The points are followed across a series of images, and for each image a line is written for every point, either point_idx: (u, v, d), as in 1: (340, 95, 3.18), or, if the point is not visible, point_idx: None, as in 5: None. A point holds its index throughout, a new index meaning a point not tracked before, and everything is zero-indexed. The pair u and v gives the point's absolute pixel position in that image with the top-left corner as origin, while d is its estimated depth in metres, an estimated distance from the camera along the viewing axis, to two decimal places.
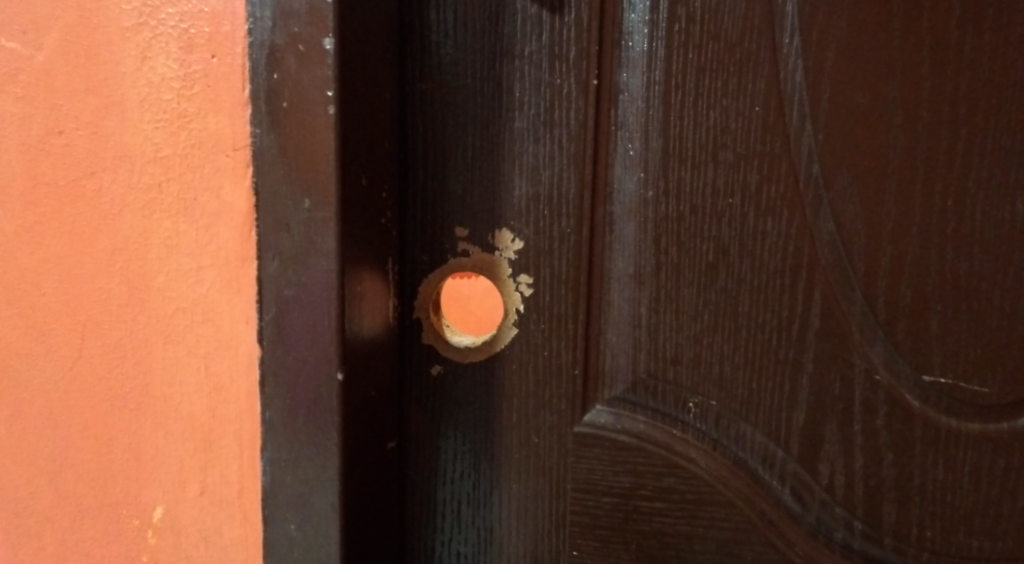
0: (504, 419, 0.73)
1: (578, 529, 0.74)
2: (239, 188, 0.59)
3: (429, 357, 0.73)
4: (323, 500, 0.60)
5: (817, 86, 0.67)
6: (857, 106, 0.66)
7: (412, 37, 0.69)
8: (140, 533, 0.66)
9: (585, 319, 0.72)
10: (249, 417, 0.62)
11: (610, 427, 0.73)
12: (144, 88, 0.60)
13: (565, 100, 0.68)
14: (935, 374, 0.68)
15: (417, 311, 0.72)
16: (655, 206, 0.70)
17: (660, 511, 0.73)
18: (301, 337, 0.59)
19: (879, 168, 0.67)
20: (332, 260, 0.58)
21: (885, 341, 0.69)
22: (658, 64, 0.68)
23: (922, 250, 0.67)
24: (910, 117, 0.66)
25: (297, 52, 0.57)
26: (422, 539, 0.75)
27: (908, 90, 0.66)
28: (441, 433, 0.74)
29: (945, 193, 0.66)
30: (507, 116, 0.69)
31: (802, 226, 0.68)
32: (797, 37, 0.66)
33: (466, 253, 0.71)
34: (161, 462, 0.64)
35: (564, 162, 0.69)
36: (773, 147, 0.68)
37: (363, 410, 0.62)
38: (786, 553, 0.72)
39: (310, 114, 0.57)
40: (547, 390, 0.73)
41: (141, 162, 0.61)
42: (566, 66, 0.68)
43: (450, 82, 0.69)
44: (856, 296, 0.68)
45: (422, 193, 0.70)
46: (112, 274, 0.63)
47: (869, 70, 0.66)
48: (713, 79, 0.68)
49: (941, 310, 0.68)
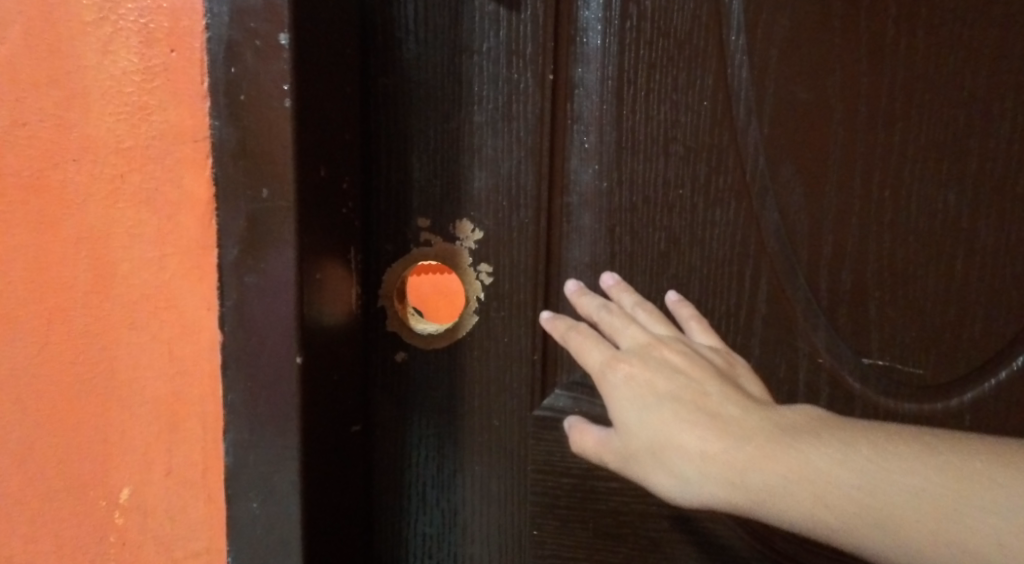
0: (467, 405, 0.76)
1: (537, 509, 0.77)
2: (200, 178, 0.61)
3: (395, 344, 0.75)
4: (286, 479, 0.62)
5: (762, 81, 0.69)
6: (799, 101, 0.70)
7: (372, 31, 0.70)
8: (109, 514, 0.68)
9: (543, 305, 0.74)
10: (213, 400, 0.64)
11: (568, 409, 0.75)
12: (106, 81, 0.60)
13: (522, 94, 0.70)
14: (874, 356, 0.73)
15: (383, 299, 0.74)
16: (609, 196, 0.72)
17: (616, 490, 0.76)
18: (262, 323, 0.61)
19: (822, 161, 0.70)
20: (291, 249, 0.59)
21: (827, 325, 0.72)
22: (612, 59, 0.70)
23: (861, 240, 0.71)
24: (850, 112, 0.69)
25: (253, 46, 0.58)
26: (388, 520, 0.77)
27: (846, 86, 0.69)
28: (406, 418, 0.76)
29: (882, 183, 0.70)
30: (466, 110, 0.71)
31: (749, 216, 0.71)
32: (743, 34, 0.69)
33: (428, 242, 0.73)
34: (128, 445, 0.66)
35: (522, 154, 0.71)
36: (721, 140, 0.71)
37: (326, 393, 0.64)
38: (734, 529, 0.76)
39: (266, 106, 0.58)
40: (508, 374, 0.75)
41: (104, 153, 0.61)
42: (523, 62, 0.70)
43: (410, 77, 0.71)
44: (800, 283, 0.72)
45: (385, 184, 0.72)
46: (77, 262, 0.64)
47: (811, 67, 0.69)
48: (664, 75, 0.70)
49: (879, 296, 0.71)
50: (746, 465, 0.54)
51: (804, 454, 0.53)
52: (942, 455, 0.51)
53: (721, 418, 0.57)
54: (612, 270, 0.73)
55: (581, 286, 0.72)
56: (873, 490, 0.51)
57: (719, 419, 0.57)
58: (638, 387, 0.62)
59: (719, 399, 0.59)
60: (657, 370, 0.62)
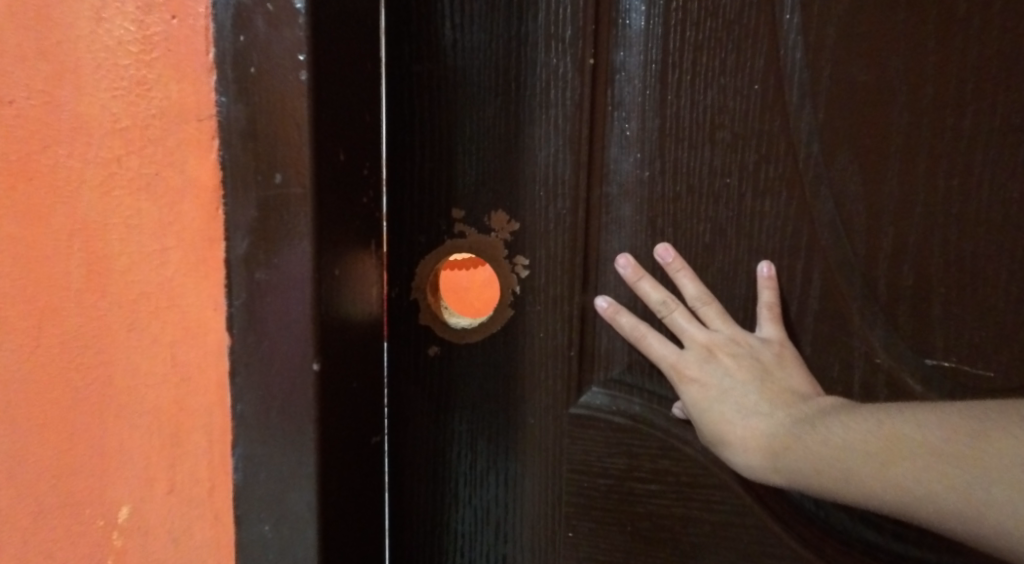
0: (509, 403, 0.70)
1: (572, 510, 0.71)
2: (204, 162, 0.54)
3: (428, 341, 0.69)
4: (300, 501, 0.56)
5: (818, 63, 0.62)
6: (859, 85, 0.62)
7: (409, 15, 0.64)
8: (105, 534, 0.62)
9: (581, 300, 0.67)
10: (219, 411, 0.57)
11: (605, 408, 0.69)
12: (100, 53, 0.54)
13: (561, 80, 0.64)
14: (938, 357, 0.65)
15: (414, 292, 0.68)
16: (652, 185, 0.65)
17: (656, 493, 0.69)
18: (275, 325, 0.54)
19: (883, 148, 0.63)
20: (306, 242, 0.53)
21: (885, 323, 0.65)
22: (656, 41, 0.63)
23: (924, 233, 0.63)
24: (915, 93, 0.62)
25: (265, 12, 0.51)
26: (415, 517, 0.72)
27: (911, 67, 0.61)
28: (434, 410, 0.70)
29: (950, 170, 0.62)
30: (501, 99, 0.65)
31: (802, 206, 0.64)
32: (798, 13, 0.62)
33: (463, 234, 0.67)
34: (127, 460, 0.60)
35: (560, 142, 0.65)
36: (771, 126, 0.63)
37: (344, 403, 0.57)
38: (782, 538, 0.68)
39: (279, 81, 0.51)
40: (543, 370, 0.69)
41: (99, 134, 0.55)
42: (562, 46, 0.64)
43: (445, 65, 0.65)
44: (854, 277, 0.64)
45: (417, 175, 0.66)
46: (71, 257, 0.57)
47: (870, 46, 0.62)
48: (711, 58, 0.63)
49: (944, 293, 0.64)
50: (772, 446, 0.59)
51: (814, 434, 0.58)
52: (892, 420, 0.55)
53: (760, 415, 0.61)
54: (664, 241, 0.66)
55: (635, 263, 0.66)
56: (839, 454, 0.56)
57: (758, 414, 0.61)
58: (699, 389, 0.63)
59: (760, 397, 0.61)
60: (711, 373, 0.63)
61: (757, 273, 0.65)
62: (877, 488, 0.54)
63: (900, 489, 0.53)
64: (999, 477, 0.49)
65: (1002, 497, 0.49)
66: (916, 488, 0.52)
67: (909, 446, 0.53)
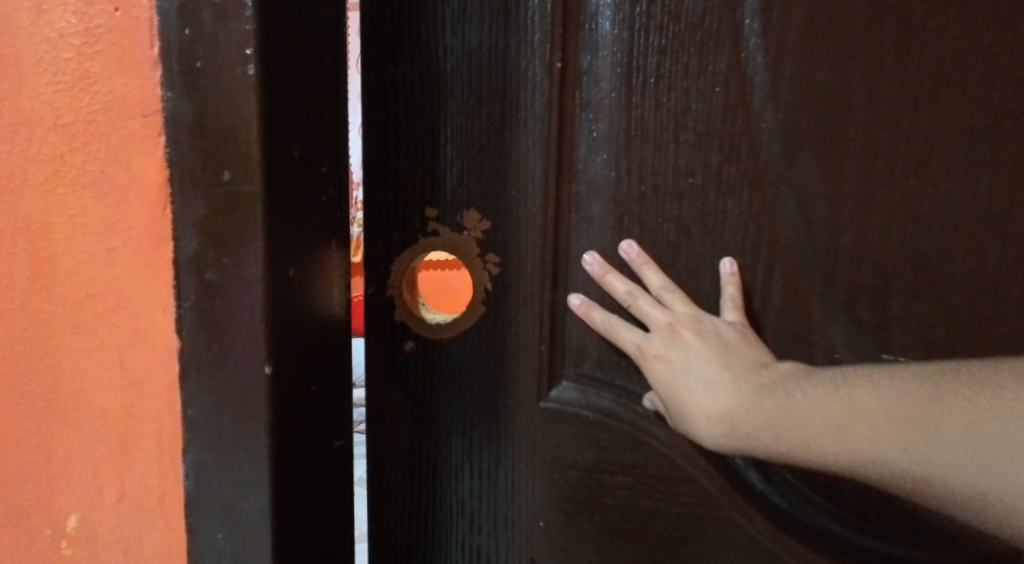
0: (479, 398, 0.68)
1: (543, 502, 0.69)
2: (151, 159, 0.52)
3: (398, 345, 0.68)
4: (255, 508, 0.54)
5: (779, 65, 0.61)
6: (818, 85, 0.61)
7: (379, 14, 0.62)
8: (54, 544, 0.60)
9: (550, 298, 0.66)
10: (169, 416, 0.56)
11: (574, 402, 0.67)
12: (40, 45, 0.52)
13: (530, 84, 0.63)
14: (896, 353, 0.63)
15: (389, 289, 0.67)
16: (619, 185, 0.64)
17: (624, 486, 0.68)
18: (228, 329, 0.53)
19: (842, 150, 0.61)
20: (260, 243, 0.51)
21: (846, 320, 0.63)
22: (622, 44, 0.62)
23: (882, 232, 0.62)
24: (874, 97, 0.61)
25: (212, 4, 0.49)
26: (389, 508, 0.70)
27: (869, 69, 0.60)
28: (404, 403, 0.68)
29: (908, 172, 0.61)
30: (471, 102, 0.63)
31: (764, 204, 0.63)
32: (760, 12, 0.61)
33: (435, 232, 0.66)
34: (76, 467, 0.58)
35: (529, 145, 0.63)
36: (734, 127, 0.62)
37: (304, 406, 0.56)
38: (747, 529, 0.66)
39: (227, 75, 0.50)
40: (511, 367, 0.67)
41: (41, 130, 0.53)
42: (530, 49, 0.62)
43: (417, 61, 0.63)
44: (815, 275, 0.63)
45: (390, 180, 0.65)
46: (14, 258, 0.56)
47: (828, 48, 0.60)
48: (674, 61, 0.62)
49: (902, 291, 0.62)
50: (735, 413, 0.58)
51: (777, 399, 0.57)
52: (850, 383, 0.56)
53: (724, 383, 0.59)
54: (628, 238, 0.64)
55: (601, 260, 0.65)
56: (802, 417, 0.56)
57: (721, 383, 0.59)
58: (663, 364, 0.61)
59: (723, 367, 0.59)
60: (676, 350, 0.61)
61: (720, 270, 0.64)
62: (839, 450, 0.54)
63: (863, 450, 0.53)
64: (960, 434, 0.50)
65: (962, 454, 0.50)
66: (879, 448, 0.53)
67: (870, 408, 0.54)
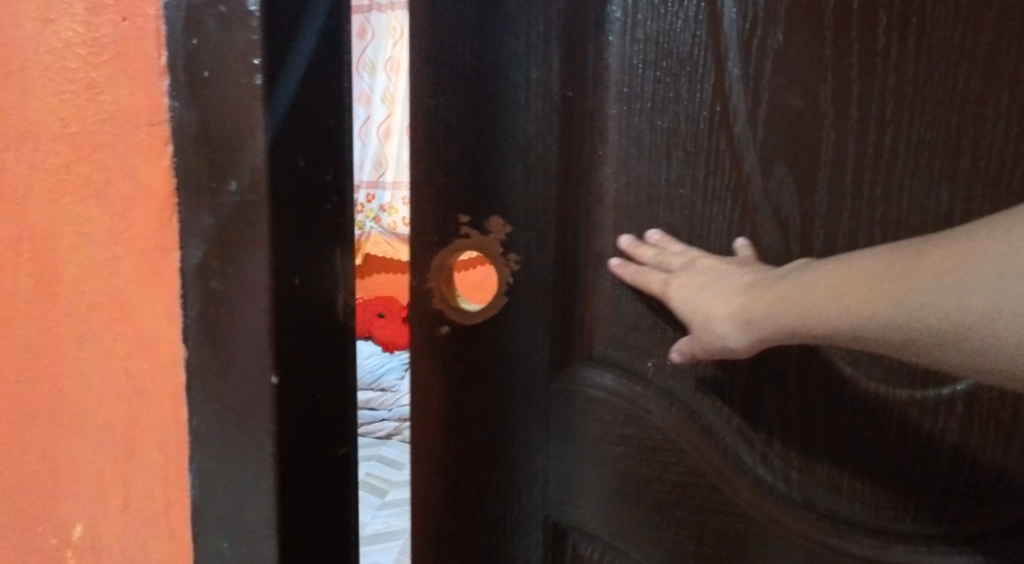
0: (488, 386, 0.68)
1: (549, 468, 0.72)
2: (158, 169, 0.52)
3: (426, 348, 0.66)
4: (260, 517, 0.53)
5: (758, 87, 0.60)
6: (790, 108, 0.59)
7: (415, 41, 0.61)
8: (60, 552, 0.62)
9: (553, 299, 0.67)
10: (174, 426, 0.56)
11: (581, 378, 0.69)
12: (47, 55, 0.54)
13: (545, 112, 0.64)
14: None
15: (429, 282, 0.64)
16: (623, 193, 0.65)
17: (622, 456, 0.70)
18: (237, 337, 0.52)
19: (814, 162, 0.59)
20: (264, 252, 0.50)
21: None
22: (618, 71, 0.63)
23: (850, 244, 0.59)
24: (841, 117, 0.58)
25: (217, 14, 0.49)
26: None
27: (839, 87, 0.58)
28: None
29: (874, 181, 0.58)
30: (501, 127, 0.64)
31: (746, 209, 0.62)
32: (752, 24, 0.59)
33: (467, 235, 0.65)
34: (82, 475, 0.60)
35: (538, 165, 0.64)
36: (715, 144, 0.61)
37: (309, 414, 0.54)
38: (732, 500, 0.66)
39: (233, 84, 0.49)
40: (520, 358, 0.68)
41: (47, 139, 0.55)
42: (547, 74, 0.63)
43: (454, 68, 0.62)
44: None
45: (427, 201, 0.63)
46: (19, 267, 0.59)
47: (799, 69, 0.58)
48: (663, 88, 0.62)
49: None
50: (747, 304, 0.55)
51: (783, 278, 0.54)
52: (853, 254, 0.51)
53: (738, 285, 0.57)
54: (646, 229, 0.64)
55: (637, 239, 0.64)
56: (803, 287, 0.51)
57: (734, 285, 0.57)
58: (685, 287, 0.60)
59: (738, 274, 0.57)
60: (697, 273, 0.60)
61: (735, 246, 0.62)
62: (836, 302, 0.48)
63: (857, 294, 0.47)
64: (941, 243, 0.44)
65: (943, 260, 0.44)
66: (868, 287, 0.47)
67: (865, 258, 0.49)
